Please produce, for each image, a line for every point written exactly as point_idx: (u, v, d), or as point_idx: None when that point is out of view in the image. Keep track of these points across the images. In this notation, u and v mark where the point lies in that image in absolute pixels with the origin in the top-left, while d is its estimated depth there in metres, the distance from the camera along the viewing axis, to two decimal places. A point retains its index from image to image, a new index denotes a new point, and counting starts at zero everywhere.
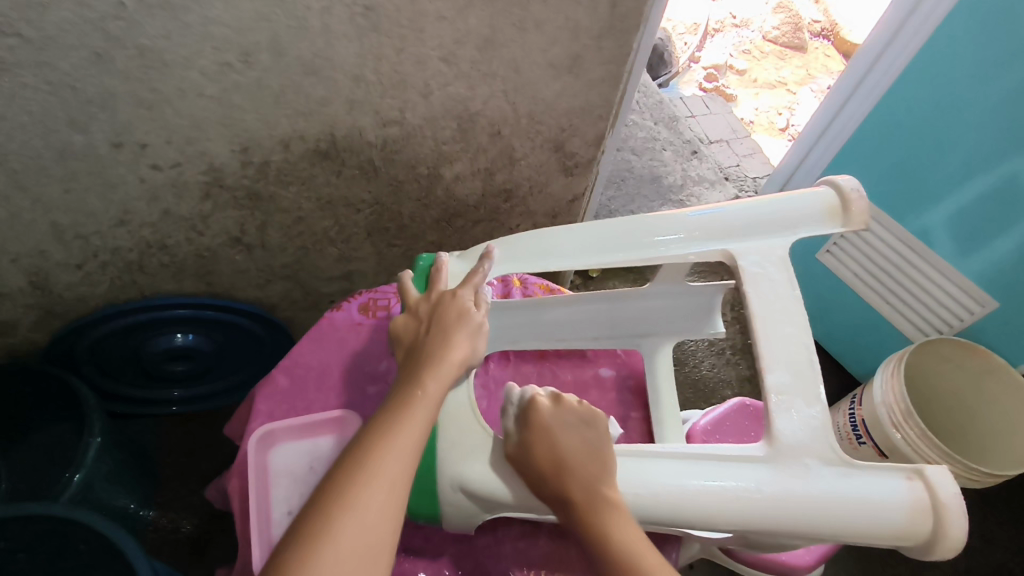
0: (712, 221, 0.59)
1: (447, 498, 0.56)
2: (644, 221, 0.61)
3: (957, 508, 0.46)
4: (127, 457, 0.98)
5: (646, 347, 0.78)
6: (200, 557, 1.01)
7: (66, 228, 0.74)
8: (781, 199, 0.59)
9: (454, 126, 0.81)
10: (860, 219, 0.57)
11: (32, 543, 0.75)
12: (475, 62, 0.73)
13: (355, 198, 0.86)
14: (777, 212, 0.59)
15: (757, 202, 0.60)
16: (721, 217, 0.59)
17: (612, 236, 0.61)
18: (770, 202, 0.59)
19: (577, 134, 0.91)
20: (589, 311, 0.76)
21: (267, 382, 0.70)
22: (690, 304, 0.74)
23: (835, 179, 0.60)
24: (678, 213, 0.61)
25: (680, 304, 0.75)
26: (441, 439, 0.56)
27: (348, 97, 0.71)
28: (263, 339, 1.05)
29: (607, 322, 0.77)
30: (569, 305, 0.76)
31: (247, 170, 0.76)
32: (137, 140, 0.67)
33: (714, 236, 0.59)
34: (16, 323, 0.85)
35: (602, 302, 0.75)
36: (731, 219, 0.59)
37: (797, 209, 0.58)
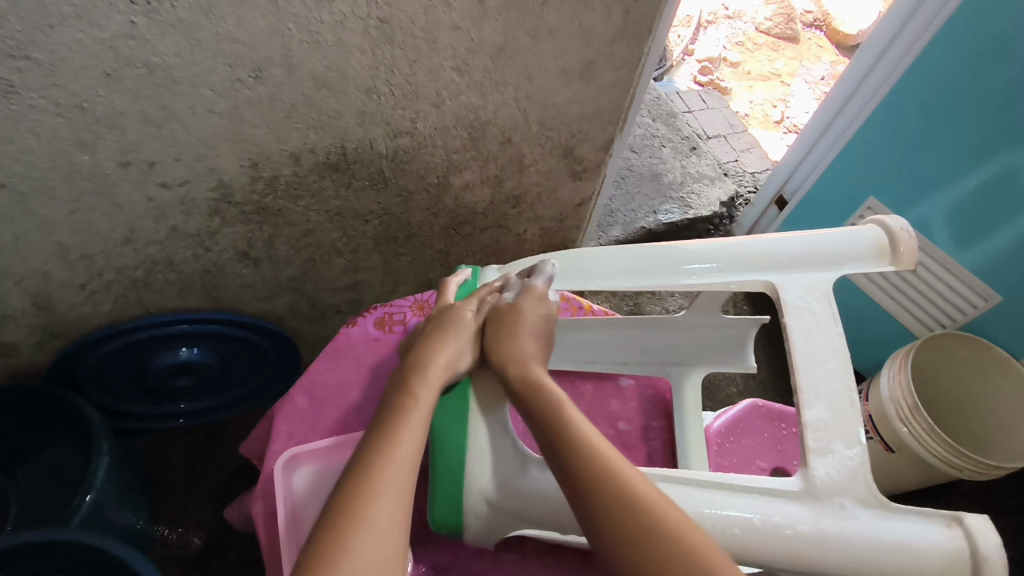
0: (754, 251, 0.59)
1: (474, 511, 0.57)
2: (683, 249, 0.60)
3: (997, 562, 0.45)
4: (134, 475, 0.96)
5: (675, 374, 0.76)
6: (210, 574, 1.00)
7: (71, 249, 0.72)
8: (829, 233, 0.59)
9: (465, 135, 0.80)
10: (910, 259, 0.56)
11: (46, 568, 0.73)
12: (488, 71, 0.72)
13: (364, 209, 0.85)
14: (825, 246, 0.58)
15: (801, 235, 0.59)
16: (763, 246, 0.59)
17: (645, 259, 0.61)
18: (816, 235, 0.59)
19: (587, 139, 0.90)
20: (618, 335, 0.76)
21: (286, 402, 0.69)
22: (724, 338, 0.73)
23: (885, 218, 0.59)
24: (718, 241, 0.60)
25: (709, 339, 0.74)
26: (473, 454, 0.58)
27: (360, 110, 0.70)
28: (270, 351, 1.03)
29: (633, 344, 0.76)
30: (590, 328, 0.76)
31: (256, 185, 0.74)
32: (145, 159, 0.65)
33: (758, 267, 0.58)
34: (19, 344, 0.83)
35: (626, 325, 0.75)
36: (775, 249, 0.59)
37: (844, 244, 0.57)
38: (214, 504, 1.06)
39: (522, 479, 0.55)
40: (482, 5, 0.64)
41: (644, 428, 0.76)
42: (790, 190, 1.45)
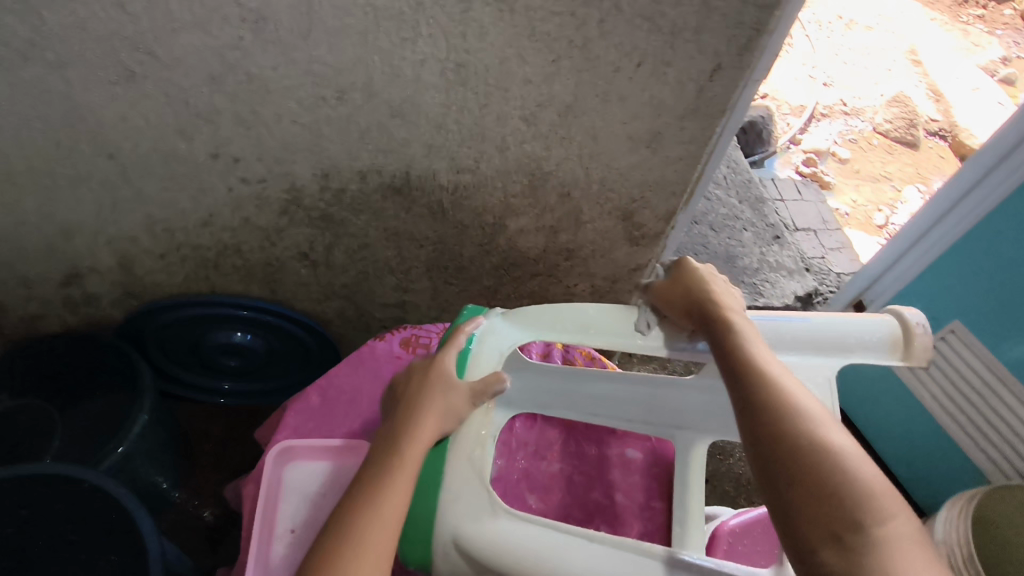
0: (765, 328, 0.60)
1: (441, 553, 0.54)
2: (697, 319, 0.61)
3: None
4: (168, 438, 1.02)
5: (681, 441, 0.70)
6: (214, 549, 1.04)
7: (157, 221, 0.80)
8: (841, 319, 0.59)
9: (525, 182, 0.83)
10: (920, 356, 0.57)
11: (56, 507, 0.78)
12: (555, 125, 0.75)
13: (420, 235, 0.89)
14: (835, 333, 0.58)
15: (815, 321, 0.60)
16: (776, 326, 0.59)
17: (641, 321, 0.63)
18: (826, 322, 0.59)
19: (648, 207, 0.91)
20: (631, 391, 0.72)
21: (300, 399, 0.73)
22: None
23: (901, 310, 0.59)
24: None
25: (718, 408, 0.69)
26: (444, 494, 0.55)
27: (428, 142, 0.75)
28: (313, 350, 1.09)
29: (650, 403, 0.72)
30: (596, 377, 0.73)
31: (325, 194, 0.80)
32: (232, 154, 0.72)
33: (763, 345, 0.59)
34: (100, 297, 0.93)
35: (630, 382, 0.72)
36: (785, 332, 0.59)
37: (854, 333, 0.58)
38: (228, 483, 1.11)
39: (492, 520, 0.54)
40: (555, 64, 0.67)
41: (641, 505, 0.74)
42: (867, 299, 1.36)
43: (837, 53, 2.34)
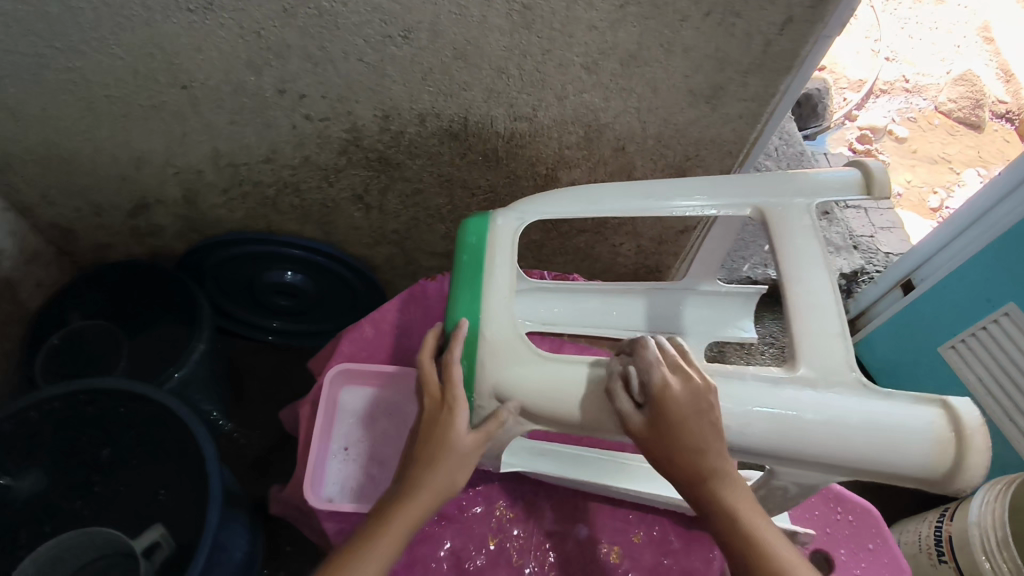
0: (785, 418, 0.48)
1: None
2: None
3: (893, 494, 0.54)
4: (220, 369, 1.07)
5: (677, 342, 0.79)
6: (261, 475, 1.10)
7: (222, 155, 0.83)
8: (877, 417, 0.47)
9: (581, 133, 0.83)
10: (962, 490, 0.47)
11: (118, 423, 0.83)
12: (616, 75, 0.75)
13: (472, 183, 0.90)
14: (864, 449, 0.47)
15: (841, 414, 0.48)
16: (796, 421, 0.48)
17: None
18: (856, 423, 0.47)
19: (702, 165, 0.90)
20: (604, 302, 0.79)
21: (354, 329, 0.75)
22: (714, 307, 0.80)
23: (959, 410, 0.47)
24: (735, 396, 0.49)
25: (722, 305, 0.80)
26: None
27: (489, 87, 0.75)
28: (360, 295, 1.13)
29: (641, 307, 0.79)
30: (607, 296, 0.79)
31: (383, 135, 0.82)
32: (298, 90, 0.74)
33: (776, 443, 0.48)
34: (164, 228, 0.97)
35: (633, 293, 0.79)
36: (811, 432, 0.48)
37: (893, 443, 0.47)
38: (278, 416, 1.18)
39: None
40: (622, 10, 0.66)
41: None
42: (921, 276, 1.26)
43: (903, 27, 2.17)
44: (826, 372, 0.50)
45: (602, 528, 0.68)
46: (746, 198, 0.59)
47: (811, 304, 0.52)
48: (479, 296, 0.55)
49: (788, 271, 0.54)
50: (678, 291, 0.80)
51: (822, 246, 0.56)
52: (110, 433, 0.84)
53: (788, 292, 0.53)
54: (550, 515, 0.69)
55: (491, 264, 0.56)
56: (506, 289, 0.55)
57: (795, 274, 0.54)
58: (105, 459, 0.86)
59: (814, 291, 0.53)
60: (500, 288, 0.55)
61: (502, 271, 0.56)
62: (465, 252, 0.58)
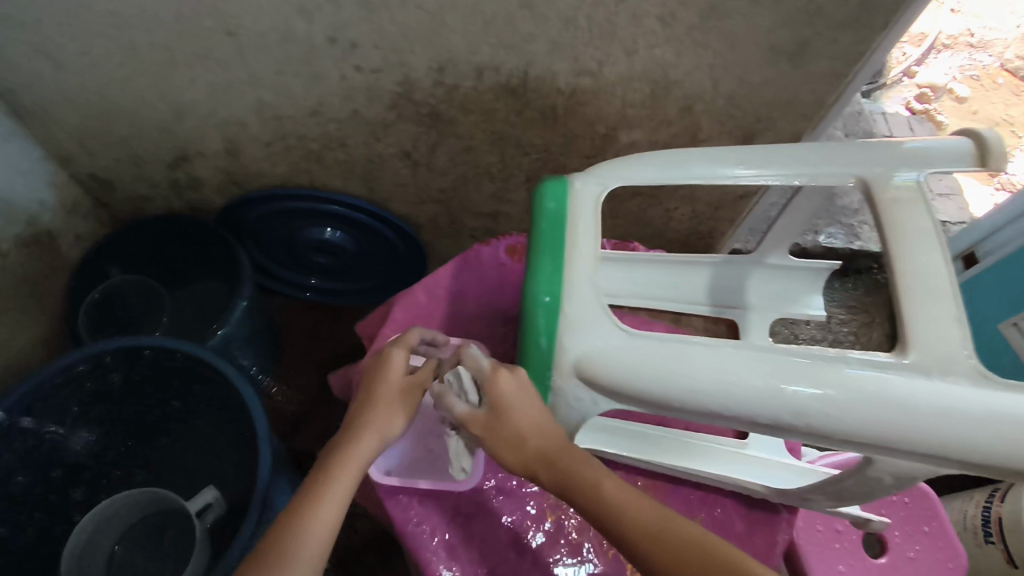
0: (893, 407, 0.44)
1: None
2: (787, 386, 0.45)
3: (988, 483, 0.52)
4: (260, 326, 1.06)
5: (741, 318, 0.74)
6: (294, 430, 1.12)
7: (267, 107, 0.79)
8: (994, 407, 0.43)
9: (647, 91, 0.77)
10: None
11: (164, 378, 0.82)
12: (693, 28, 0.69)
13: (526, 142, 0.85)
14: (978, 443, 0.43)
15: (953, 403, 0.43)
16: (905, 409, 0.44)
17: (745, 398, 0.46)
18: (968, 412, 0.43)
19: (772, 128, 0.84)
20: (666, 273, 0.74)
21: (406, 294, 0.73)
22: (787, 278, 0.75)
23: None
24: (840, 376, 0.45)
25: (790, 279, 0.74)
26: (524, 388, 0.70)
27: (554, 39, 0.70)
28: (400, 253, 1.10)
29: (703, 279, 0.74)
30: (669, 268, 0.74)
31: (437, 90, 0.77)
32: (350, 39, 0.69)
33: (882, 432, 0.44)
34: (204, 182, 0.94)
35: (697, 264, 0.74)
36: (920, 422, 0.43)
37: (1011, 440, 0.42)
38: (317, 373, 1.17)
39: None
40: None
41: None
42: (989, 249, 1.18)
43: None
44: (941, 359, 0.45)
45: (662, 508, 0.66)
46: (846, 166, 0.54)
47: (924, 281, 0.48)
48: (561, 271, 0.51)
49: (892, 247, 0.50)
50: (743, 263, 0.74)
51: (935, 224, 0.50)
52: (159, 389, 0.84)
53: (899, 271, 0.49)
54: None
55: (574, 236, 0.52)
56: (590, 265, 0.52)
57: (905, 251, 0.49)
58: (151, 414, 0.86)
59: (926, 269, 0.48)
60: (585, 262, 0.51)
61: (587, 245, 0.52)
62: (544, 220, 0.53)
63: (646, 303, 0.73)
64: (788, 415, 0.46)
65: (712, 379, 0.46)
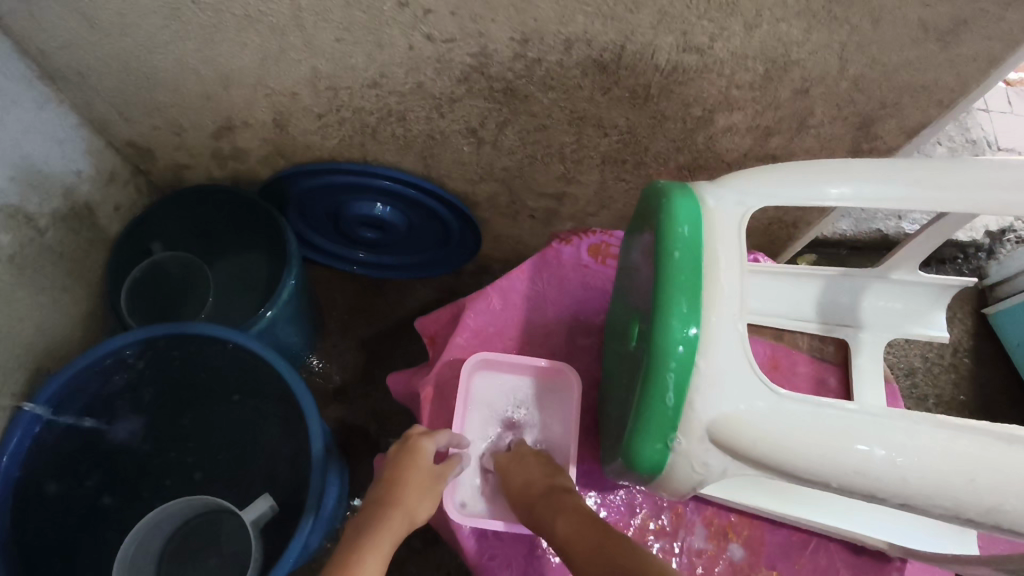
0: None
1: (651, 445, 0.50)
2: (980, 475, 0.37)
3: None
4: (305, 304, 0.99)
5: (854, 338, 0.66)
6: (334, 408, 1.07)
7: (323, 76, 0.70)
8: None
9: (760, 71, 0.67)
10: None
11: (210, 366, 0.76)
12: (832, 0, 0.57)
13: (608, 122, 0.75)
14: None
15: None
16: None
17: (924, 484, 0.38)
18: None
19: (897, 116, 0.73)
20: (775, 286, 0.65)
21: (480, 297, 0.65)
22: (920, 297, 0.63)
23: None
24: None
25: (915, 296, 0.63)
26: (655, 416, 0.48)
27: (663, 10, 0.59)
28: (454, 231, 1.02)
29: (815, 294, 0.65)
30: (774, 280, 0.65)
31: (516, 63, 0.67)
32: (423, 4, 0.59)
33: None
34: (248, 153, 0.86)
35: (806, 275, 0.64)
36: None
37: None
38: (361, 352, 1.11)
39: None
40: None
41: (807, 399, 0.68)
42: None
43: None
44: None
45: (758, 550, 0.60)
46: None
47: None
48: (699, 312, 0.41)
49: None
50: (862, 278, 0.63)
51: None
52: (206, 379, 0.79)
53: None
54: (701, 531, 0.60)
55: (715, 267, 0.43)
56: (733, 303, 0.42)
57: None
58: (197, 400, 0.81)
59: None
60: (728, 301, 0.42)
61: (731, 276, 0.42)
62: (678, 245, 0.43)
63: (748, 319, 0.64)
64: (972, 509, 0.38)
65: (885, 457, 0.38)
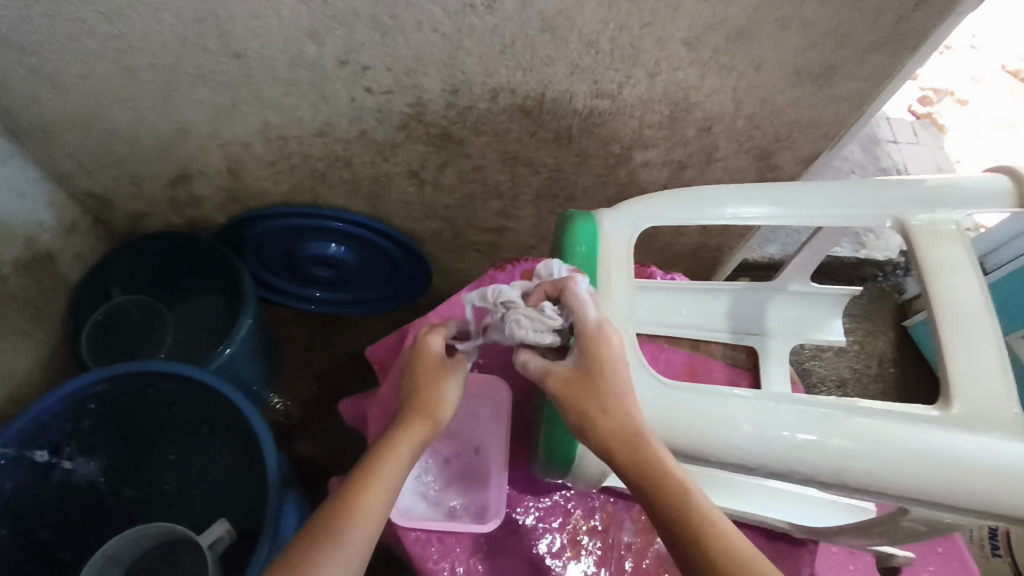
0: (939, 459, 0.43)
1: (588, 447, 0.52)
2: (829, 439, 0.44)
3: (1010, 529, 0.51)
4: (263, 342, 1.03)
5: (762, 344, 0.73)
6: (292, 444, 1.09)
7: (273, 127, 0.76)
8: None
9: (666, 112, 0.75)
10: None
11: (170, 403, 0.79)
12: (718, 52, 0.66)
13: (538, 161, 0.83)
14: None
15: (996, 449, 0.43)
16: (952, 460, 0.43)
17: (789, 455, 0.45)
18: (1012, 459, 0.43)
19: (791, 148, 0.82)
20: (689, 301, 0.73)
21: (421, 322, 0.71)
22: (814, 304, 0.73)
23: None
24: (888, 423, 0.44)
25: (812, 305, 0.73)
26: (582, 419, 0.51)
27: (574, 62, 0.67)
28: (404, 266, 1.08)
29: (726, 306, 0.73)
30: (687, 297, 0.74)
31: (450, 111, 0.74)
32: (361, 61, 0.66)
33: (928, 488, 0.43)
34: (205, 199, 0.91)
35: (715, 290, 0.73)
36: (970, 472, 0.43)
37: None
38: (319, 387, 1.15)
39: None
40: None
41: None
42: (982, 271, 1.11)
43: None
44: (987, 417, 0.44)
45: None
46: (885, 208, 0.54)
47: (958, 314, 0.48)
48: None
49: (933, 282, 0.50)
50: (763, 291, 0.73)
51: (978, 268, 0.50)
52: (165, 418, 0.81)
53: (935, 308, 0.49)
54: (629, 526, 0.66)
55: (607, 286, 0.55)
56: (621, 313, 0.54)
57: (941, 288, 0.49)
58: (157, 438, 0.83)
59: (965, 303, 0.49)
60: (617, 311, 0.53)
61: (619, 292, 0.54)
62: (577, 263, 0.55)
63: (667, 330, 0.72)
64: (829, 476, 0.45)
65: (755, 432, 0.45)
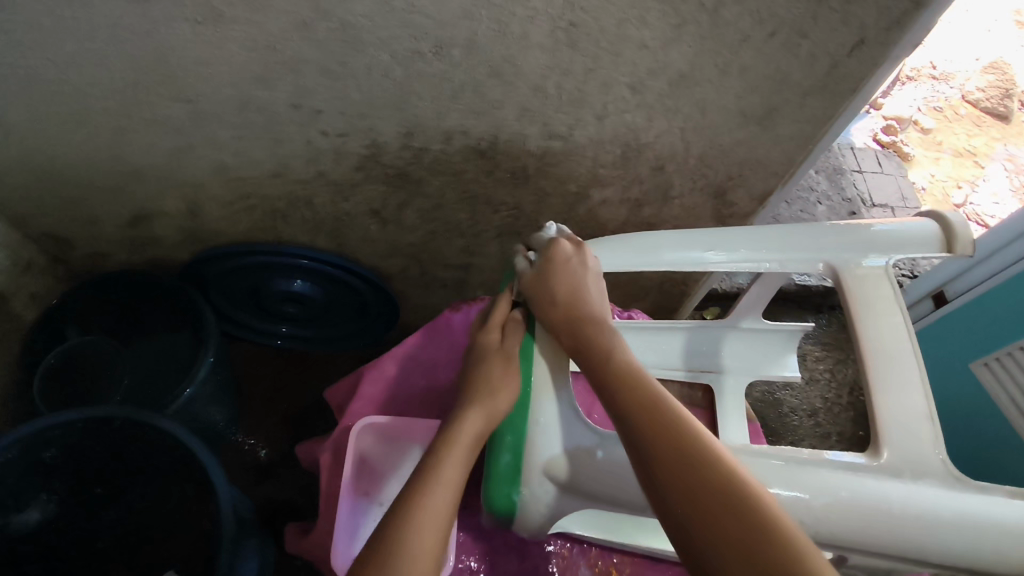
0: (864, 504, 0.45)
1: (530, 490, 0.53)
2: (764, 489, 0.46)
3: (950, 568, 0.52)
4: (228, 380, 1.02)
5: (717, 383, 0.73)
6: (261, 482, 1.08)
7: (230, 168, 0.77)
8: (954, 501, 0.45)
9: (618, 153, 0.77)
10: None
11: (126, 448, 0.78)
12: (663, 95, 0.68)
13: (498, 200, 0.84)
14: (943, 543, 0.44)
15: (917, 492, 0.45)
16: (875, 505, 0.45)
17: None
18: (932, 504, 0.45)
19: (744, 185, 0.84)
20: (643, 340, 0.74)
21: (376, 364, 0.71)
22: (767, 343, 0.74)
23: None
24: (816, 468, 0.46)
25: (766, 343, 0.74)
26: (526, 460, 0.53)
27: (523, 105, 0.68)
28: (371, 303, 1.08)
29: (681, 345, 0.74)
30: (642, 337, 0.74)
31: (405, 152, 0.75)
32: (314, 106, 0.67)
33: (853, 535, 0.45)
34: (166, 239, 0.91)
35: (671, 329, 0.74)
36: (894, 516, 0.44)
37: (973, 521, 0.44)
38: (287, 425, 1.14)
39: None
40: (679, 29, 0.59)
41: None
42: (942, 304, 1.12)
43: None
44: (910, 462, 0.47)
45: None
46: (817, 252, 0.56)
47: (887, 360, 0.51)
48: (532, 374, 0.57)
49: (863, 328, 0.53)
50: (717, 328, 0.74)
51: (903, 318, 0.53)
52: (120, 462, 0.80)
53: (865, 354, 0.52)
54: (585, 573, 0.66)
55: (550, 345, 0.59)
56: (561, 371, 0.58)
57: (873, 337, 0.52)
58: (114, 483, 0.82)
59: (892, 352, 0.51)
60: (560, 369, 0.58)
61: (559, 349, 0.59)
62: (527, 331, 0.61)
63: None
64: None
65: None
